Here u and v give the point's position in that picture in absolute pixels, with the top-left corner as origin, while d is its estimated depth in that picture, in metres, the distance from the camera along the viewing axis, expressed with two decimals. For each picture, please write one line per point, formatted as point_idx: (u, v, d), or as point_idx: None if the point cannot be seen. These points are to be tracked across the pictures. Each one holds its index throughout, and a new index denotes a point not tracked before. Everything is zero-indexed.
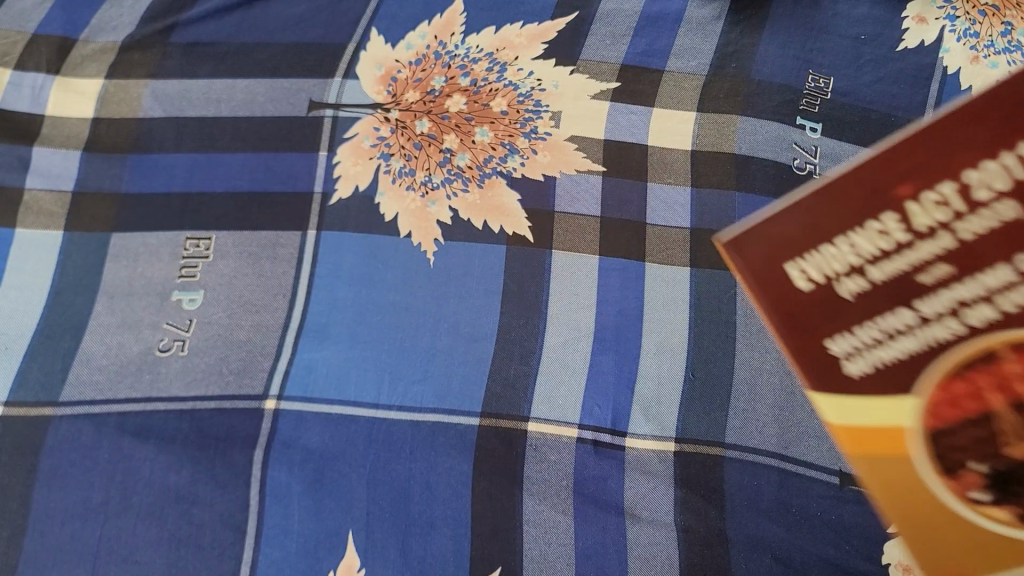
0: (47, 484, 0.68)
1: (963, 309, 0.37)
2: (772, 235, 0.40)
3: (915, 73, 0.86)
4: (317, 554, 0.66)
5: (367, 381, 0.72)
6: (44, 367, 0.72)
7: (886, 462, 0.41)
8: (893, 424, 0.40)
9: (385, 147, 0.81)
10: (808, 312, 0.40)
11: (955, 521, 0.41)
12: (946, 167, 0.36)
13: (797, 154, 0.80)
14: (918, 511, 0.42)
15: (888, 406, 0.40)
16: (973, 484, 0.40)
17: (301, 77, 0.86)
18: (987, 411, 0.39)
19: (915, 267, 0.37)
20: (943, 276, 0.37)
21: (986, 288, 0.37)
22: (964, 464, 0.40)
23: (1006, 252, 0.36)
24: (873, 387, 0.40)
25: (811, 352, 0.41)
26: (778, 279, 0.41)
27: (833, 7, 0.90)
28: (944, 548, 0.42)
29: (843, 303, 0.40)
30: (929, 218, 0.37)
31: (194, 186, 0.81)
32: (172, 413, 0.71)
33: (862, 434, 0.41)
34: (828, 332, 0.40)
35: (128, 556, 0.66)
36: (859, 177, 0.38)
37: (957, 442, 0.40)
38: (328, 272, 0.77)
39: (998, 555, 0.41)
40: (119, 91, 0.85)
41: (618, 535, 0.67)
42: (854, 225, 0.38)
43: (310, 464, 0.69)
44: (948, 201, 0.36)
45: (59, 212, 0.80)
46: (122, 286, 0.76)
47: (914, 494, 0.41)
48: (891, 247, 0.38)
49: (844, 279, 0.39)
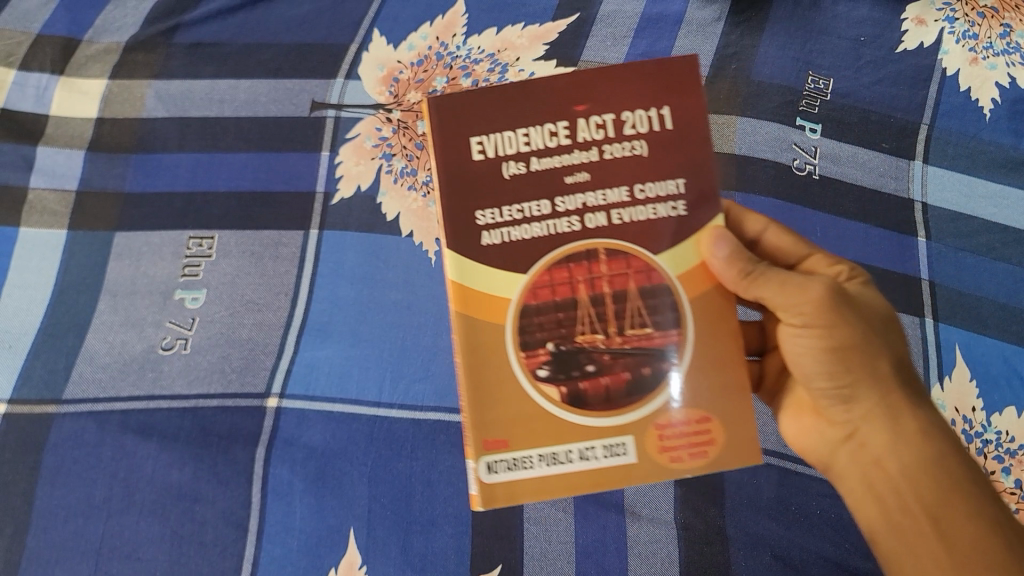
0: (51, 481, 0.68)
1: (586, 212, 0.52)
2: (482, 118, 0.52)
3: (913, 74, 0.87)
4: (318, 552, 0.66)
5: (370, 379, 0.72)
6: (48, 365, 0.73)
7: (481, 325, 0.51)
8: (498, 294, 0.51)
9: (387, 147, 0.82)
10: (472, 182, 0.51)
11: (520, 393, 0.51)
12: (608, 106, 0.52)
13: (797, 155, 0.83)
14: (482, 370, 0.51)
15: (501, 279, 0.51)
16: (540, 361, 0.51)
17: (303, 78, 0.86)
18: (619, 288, 0.52)
19: (563, 169, 0.52)
20: (580, 181, 0.52)
21: (604, 200, 0.52)
22: (538, 343, 0.51)
23: (623, 177, 0.52)
24: (491, 260, 0.51)
25: (460, 222, 0.51)
26: (461, 148, 0.52)
27: (831, 9, 0.90)
28: (495, 414, 0.51)
29: (499, 180, 0.52)
30: (585, 135, 0.52)
31: (197, 186, 0.81)
32: (175, 411, 0.71)
33: (469, 295, 0.51)
34: (474, 201, 0.51)
35: (130, 553, 0.66)
36: (551, 90, 0.52)
37: (538, 320, 0.51)
38: (330, 271, 0.77)
39: (547, 432, 0.51)
40: (122, 91, 0.86)
41: (619, 532, 0.67)
42: (531, 124, 0.52)
43: (312, 462, 0.69)
44: (604, 127, 0.52)
45: (63, 211, 0.80)
46: (125, 284, 0.77)
47: (486, 353, 0.51)
48: (559, 147, 0.52)
49: (508, 162, 0.52)
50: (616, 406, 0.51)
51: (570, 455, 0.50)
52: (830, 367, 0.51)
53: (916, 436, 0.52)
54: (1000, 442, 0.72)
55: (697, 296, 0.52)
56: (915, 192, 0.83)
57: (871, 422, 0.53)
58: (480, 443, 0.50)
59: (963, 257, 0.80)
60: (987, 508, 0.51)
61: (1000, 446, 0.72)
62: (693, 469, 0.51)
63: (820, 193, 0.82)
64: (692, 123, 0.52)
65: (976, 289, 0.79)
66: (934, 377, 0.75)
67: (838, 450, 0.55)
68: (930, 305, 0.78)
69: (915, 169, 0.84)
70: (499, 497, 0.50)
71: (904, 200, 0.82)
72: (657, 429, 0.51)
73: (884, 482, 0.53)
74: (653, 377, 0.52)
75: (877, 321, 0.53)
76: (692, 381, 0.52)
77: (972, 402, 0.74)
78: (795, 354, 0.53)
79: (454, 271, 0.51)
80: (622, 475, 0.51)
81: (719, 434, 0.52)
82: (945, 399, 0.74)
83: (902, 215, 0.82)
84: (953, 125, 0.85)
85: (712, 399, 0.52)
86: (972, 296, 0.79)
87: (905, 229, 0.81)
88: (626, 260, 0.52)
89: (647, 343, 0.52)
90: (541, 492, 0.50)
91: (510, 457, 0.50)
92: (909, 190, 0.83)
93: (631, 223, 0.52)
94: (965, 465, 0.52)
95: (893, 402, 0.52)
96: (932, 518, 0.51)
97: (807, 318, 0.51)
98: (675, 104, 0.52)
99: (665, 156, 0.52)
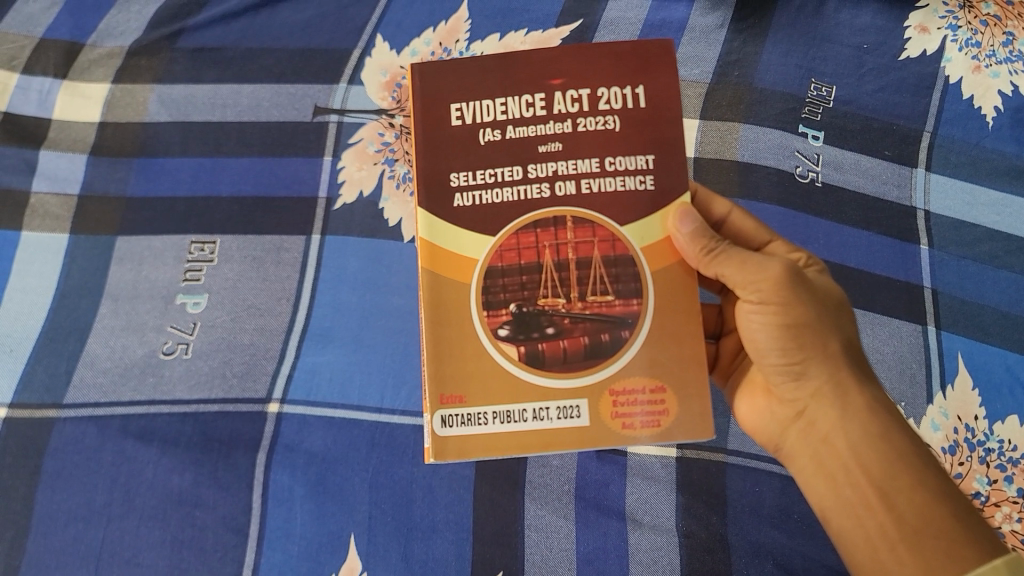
0: (51, 485, 0.68)
1: (557, 179, 0.52)
2: (460, 85, 0.53)
3: (916, 82, 0.87)
4: (318, 558, 0.66)
5: (371, 384, 0.72)
6: (49, 369, 0.73)
7: (445, 282, 0.51)
8: (464, 252, 0.51)
9: (390, 153, 0.82)
10: (448, 145, 0.52)
11: (481, 352, 0.51)
12: (584, 79, 0.53)
13: (799, 162, 0.83)
14: (444, 326, 0.51)
15: (468, 237, 0.51)
16: (501, 321, 0.51)
17: (306, 83, 0.86)
18: (586, 253, 0.52)
19: (535, 138, 0.53)
20: (552, 150, 0.52)
21: (575, 169, 0.52)
22: (500, 303, 0.51)
23: (595, 148, 0.53)
24: (460, 219, 0.52)
25: (433, 182, 0.52)
26: (439, 113, 0.53)
27: (835, 16, 0.90)
28: (453, 369, 0.50)
29: (473, 144, 0.53)
30: (561, 107, 0.53)
31: (199, 191, 0.81)
32: (175, 416, 0.71)
33: (436, 250, 0.51)
34: (447, 163, 0.52)
35: (130, 558, 0.66)
36: (528, 61, 0.53)
37: (503, 281, 0.51)
38: (332, 276, 0.77)
39: (502, 391, 0.50)
40: (125, 95, 0.85)
41: (619, 540, 0.67)
42: (508, 94, 0.53)
43: (313, 467, 0.69)
44: (579, 100, 0.53)
45: (65, 215, 0.80)
46: (126, 288, 0.77)
47: (450, 310, 0.51)
48: (534, 117, 0.53)
49: (484, 129, 0.53)
50: (574, 369, 0.51)
51: (524, 414, 0.50)
52: (782, 343, 0.52)
53: (864, 412, 0.52)
54: (1002, 450, 0.72)
55: (658, 268, 0.52)
56: (917, 200, 0.83)
57: (820, 399, 0.53)
58: (435, 396, 0.50)
59: (965, 265, 0.80)
60: (932, 480, 0.51)
61: (1004, 454, 0.72)
62: (646, 437, 0.51)
63: (823, 200, 0.82)
64: (665, 103, 0.53)
65: (978, 297, 0.79)
66: (937, 385, 0.75)
67: (791, 430, 0.56)
68: (932, 313, 0.78)
69: (918, 177, 0.84)
70: (449, 451, 0.49)
71: (906, 207, 0.82)
72: (613, 395, 0.51)
73: (835, 459, 0.53)
74: (612, 344, 0.51)
75: (830, 304, 0.54)
76: (649, 351, 0.51)
77: (975, 410, 0.74)
78: (750, 333, 0.54)
79: (422, 227, 0.51)
80: (576, 438, 0.50)
81: (673, 403, 0.51)
82: (947, 407, 0.74)
83: (904, 222, 0.82)
84: (956, 133, 0.85)
85: (667, 369, 0.51)
86: (975, 304, 0.79)
87: (907, 236, 0.81)
88: (592, 227, 0.52)
89: (608, 310, 0.52)
90: (492, 449, 0.49)
91: (464, 412, 0.50)
92: (911, 197, 0.83)
93: (600, 192, 0.52)
94: (914, 443, 0.52)
95: (843, 379, 0.53)
96: (881, 492, 0.51)
97: (761, 294, 0.52)
98: (650, 83, 0.53)
99: (637, 132, 0.53)
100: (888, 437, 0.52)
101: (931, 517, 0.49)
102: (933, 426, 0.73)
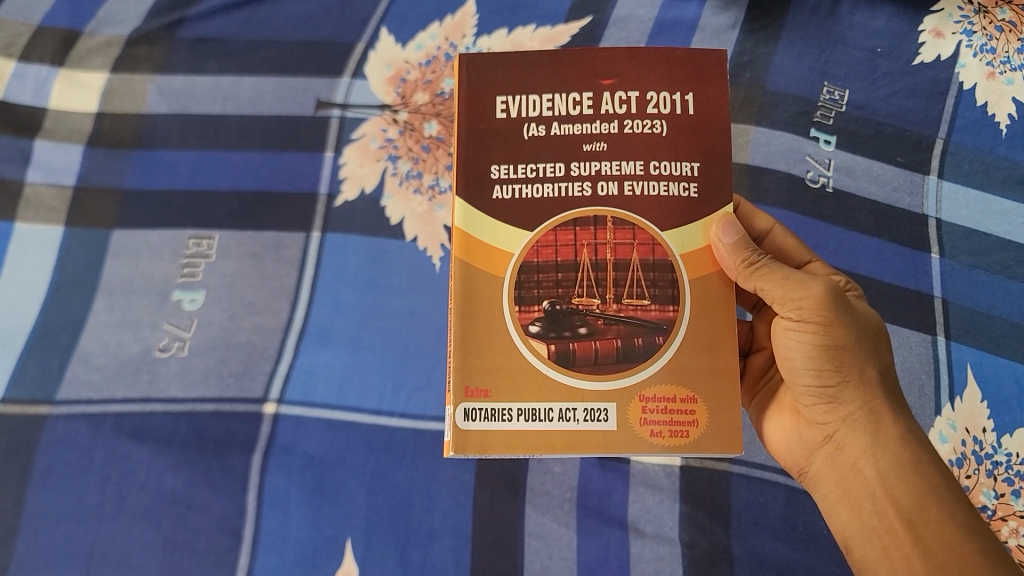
0: (41, 484, 0.67)
1: (599, 179, 0.51)
2: (510, 78, 0.52)
3: (930, 87, 0.85)
4: (314, 562, 0.65)
5: (370, 386, 0.71)
6: (42, 365, 0.71)
7: (478, 274, 0.50)
8: (500, 245, 0.50)
9: (393, 149, 0.80)
10: (491, 137, 0.51)
11: (510, 347, 0.49)
12: (634, 81, 0.52)
13: (810, 166, 0.82)
14: (473, 319, 0.49)
15: (504, 230, 0.50)
16: (532, 317, 0.50)
17: (309, 76, 0.84)
18: (622, 258, 0.50)
19: (579, 137, 0.51)
20: (596, 150, 0.51)
21: (618, 170, 0.51)
22: (533, 299, 0.50)
23: (640, 151, 0.51)
24: (497, 211, 0.50)
25: (473, 172, 0.51)
26: (484, 103, 0.52)
27: (849, 19, 0.88)
28: (480, 362, 0.49)
29: (517, 138, 0.51)
30: (609, 107, 0.52)
31: (198, 185, 0.79)
32: (170, 414, 0.69)
33: (471, 240, 0.50)
34: (489, 155, 0.51)
35: (121, 559, 0.65)
36: (580, 60, 0.52)
37: (537, 278, 0.50)
38: (333, 274, 0.76)
39: (530, 389, 0.49)
40: (124, 86, 0.83)
41: (621, 550, 0.66)
42: (556, 90, 0.52)
43: (309, 470, 0.68)
44: (628, 102, 0.52)
45: (59, 207, 0.78)
46: (121, 283, 0.75)
47: (481, 303, 0.50)
48: (581, 115, 0.52)
49: (529, 124, 0.52)
50: (605, 372, 0.49)
51: (550, 414, 0.48)
52: (819, 365, 0.51)
53: (896, 441, 0.51)
54: (1010, 464, 0.71)
55: (697, 278, 0.51)
56: (928, 208, 0.81)
57: (851, 425, 0.52)
58: (460, 388, 0.48)
59: (976, 274, 0.79)
60: (960, 514, 0.50)
61: (1011, 468, 0.71)
62: (672, 447, 0.49)
63: (833, 206, 0.81)
64: (715, 111, 0.52)
65: (989, 307, 0.78)
66: (945, 397, 0.74)
67: (817, 453, 0.54)
68: (942, 323, 0.77)
69: (929, 185, 0.82)
70: (471, 445, 0.48)
71: (917, 215, 0.81)
72: (642, 401, 0.49)
73: (862, 487, 0.52)
74: (645, 350, 0.50)
75: (870, 329, 0.53)
76: (681, 361, 0.50)
77: (983, 423, 0.73)
78: (785, 352, 0.53)
79: (458, 216, 0.50)
80: (601, 443, 0.48)
81: (704, 415, 0.49)
82: (955, 420, 0.73)
83: (915, 231, 0.80)
84: (969, 141, 0.84)
85: (699, 381, 0.50)
86: (986, 315, 0.77)
87: (917, 245, 0.80)
88: (632, 230, 0.51)
89: (643, 314, 0.50)
90: (513, 447, 0.48)
91: (489, 406, 0.48)
92: (923, 205, 0.81)
93: (643, 195, 0.51)
94: (944, 476, 0.51)
95: (876, 406, 0.52)
96: (908, 523, 0.50)
97: (801, 313, 0.51)
98: (701, 90, 0.52)
99: (685, 138, 0.51)
100: (918, 467, 0.51)
101: (960, 554, 0.49)
102: (940, 438, 0.72)
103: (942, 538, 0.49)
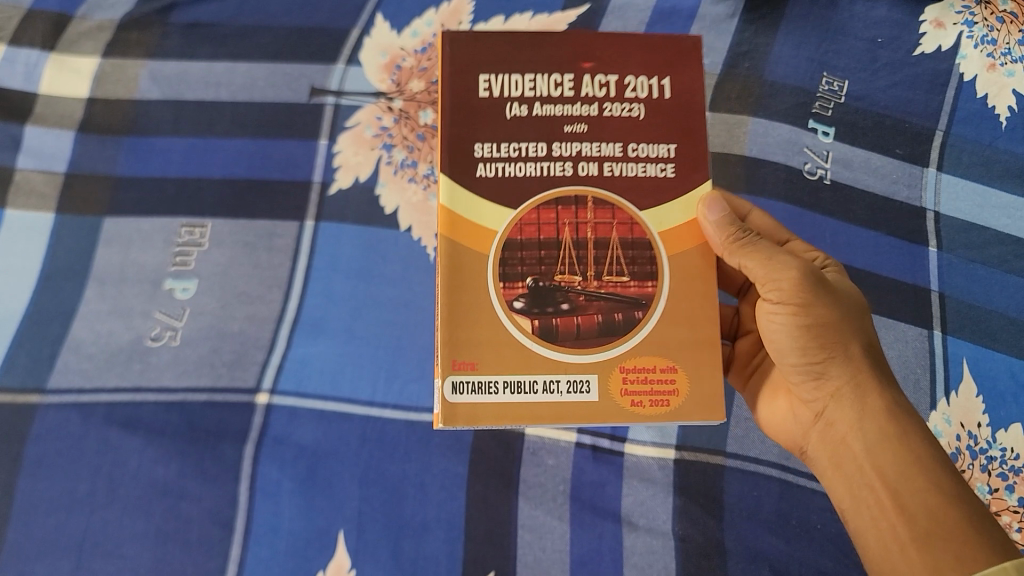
0: (32, 473, 0.66)
1: (580, 160, 0.51)
2: (493, 56, 0.51)
3: (931, 78, 0.85)
4: (306, 554, 0.64)
5: (363, 376, 0.70)
6: (33, 353, 0.70)
7: (464, 250, 0.49)
8: (485, 222, 0.49)
9: (388, 137, 0.79)
10: (476, 115, 0.50)
11: (495, 321, 0.49)
12: (613, 65, 0.52)
13: (808, 158, 0.82)
14: (459, 296, 0.49)
15: (489, 207, 0.49)
16: (516, 293, 0.49)
17: (303, 63, 0.83)
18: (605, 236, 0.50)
19: (562, 118, 0.51)
20: (578, 131, 0.51)
21: (598, 152, 0.51)
22: (517, 275, 0.49)
23: (619, 134, 0.51)
24: (482, 189, 0.50)
25: (459, 150, 0.50)
26: (468, 80, 0.51)
27: (851, 8, 0.88)
28: (467, 336, 0.48)
29: (500, 119, 0.51)
30: (589, 90, 0.52)
31: (190, 172, 0.78)
32: (162, 404, 0.69)
33: (456, 217, 0.49)
34: (474, 134, 0.50)
35: (112, 549, 0.64)
36: (560, 41, 0.52)
37: (521, 255, 0.50)
38: (326, 263, 0.75)
39: (515, 361, 0.48)
40: (116, 71, 0.83)
41: (614, 542, 0.66)
42: (539, 70, 0.51)
43: (302, 461, 0.67)
44: (607, 85, 0.52)
45: (51, 194, 0.78)
46: (113, 272, 0.74)
47: (467, 280, 0.49)
48: (563, 96, 0.51)
49: (511, 103, 0.51)
50: (587, 346, 0.49)
51: (535, 386, 0.48)
52: (802, 342, 0.51)
53: (883, 414, 0.51)
54: (1004, 459, 0.71)
55: (677, 253, 0.51)
56: (928, 202, 0.81)
57: (838, 401, 0.52)
58: (448, 361, 0.47)
59: (975, 267, 0.79)
60: (949, 485, 0.49)
61: (1005, 463, 0.71)
62: (653, 416, 0.49)
63: (831, 198, 0.80)
64: (692, 94, 0.52)
65: (987, 301, 0.77)
66: (940, 391, 0.74)
67: (812, 431, 0.54)
68: (938, 317, 0.77)
69: (929, 177, 0.82)
70: (459, 417, 0.47)
71: (917, 208, 0.81)
72: (624, 372, 0.49)
73: (852, 462, 0.51)
74: (625, 324, 0.50)
75: (855, 310, 0.53)
76: (663, 335, 0.50)
77: (978, 417, 0.73)
78: (769, 333, 0.52)
79: (444, 193, 0.49)
80: (584, 414, 0.48)
81: (686, 386, 0.49)
82: (950, 414, 0.73)
83: (915, 223, 0.80)
84: (969, 133, 0.83)
85: (682, 351, 0.50)
86: (984, 309, 0.77)
87: (916, 238, 0.79)
88: (613, 210, 0.50)
89: (623, 290, 0.50)
90: (499, 420, 0.47)
91: (476, 379, 0.48)
92: (922, 198, 0.81)
93: (622, 178, 0.51)
94: (933, 446, 0.50)
95: (862, 382, 0.51)
96: (896, 495, 0.49)
97: (781, 295, 0.51)
98: (674, 76, 0.52)
99: (663, 122, 0.52)
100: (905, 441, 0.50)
101: (947, 521, 0.47)
102: (935, 432, 0.72)
103: (924, 503, 0.48)
